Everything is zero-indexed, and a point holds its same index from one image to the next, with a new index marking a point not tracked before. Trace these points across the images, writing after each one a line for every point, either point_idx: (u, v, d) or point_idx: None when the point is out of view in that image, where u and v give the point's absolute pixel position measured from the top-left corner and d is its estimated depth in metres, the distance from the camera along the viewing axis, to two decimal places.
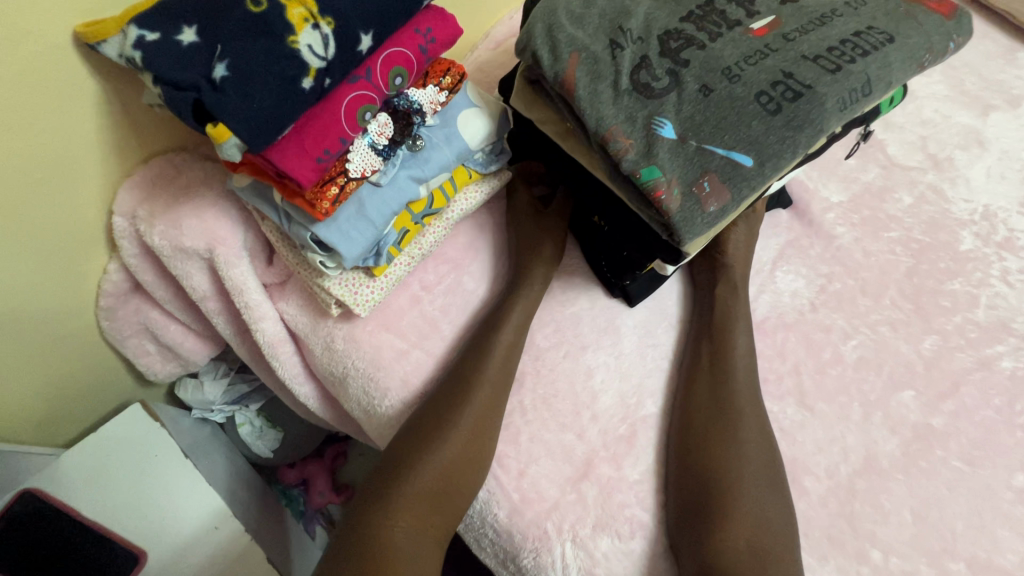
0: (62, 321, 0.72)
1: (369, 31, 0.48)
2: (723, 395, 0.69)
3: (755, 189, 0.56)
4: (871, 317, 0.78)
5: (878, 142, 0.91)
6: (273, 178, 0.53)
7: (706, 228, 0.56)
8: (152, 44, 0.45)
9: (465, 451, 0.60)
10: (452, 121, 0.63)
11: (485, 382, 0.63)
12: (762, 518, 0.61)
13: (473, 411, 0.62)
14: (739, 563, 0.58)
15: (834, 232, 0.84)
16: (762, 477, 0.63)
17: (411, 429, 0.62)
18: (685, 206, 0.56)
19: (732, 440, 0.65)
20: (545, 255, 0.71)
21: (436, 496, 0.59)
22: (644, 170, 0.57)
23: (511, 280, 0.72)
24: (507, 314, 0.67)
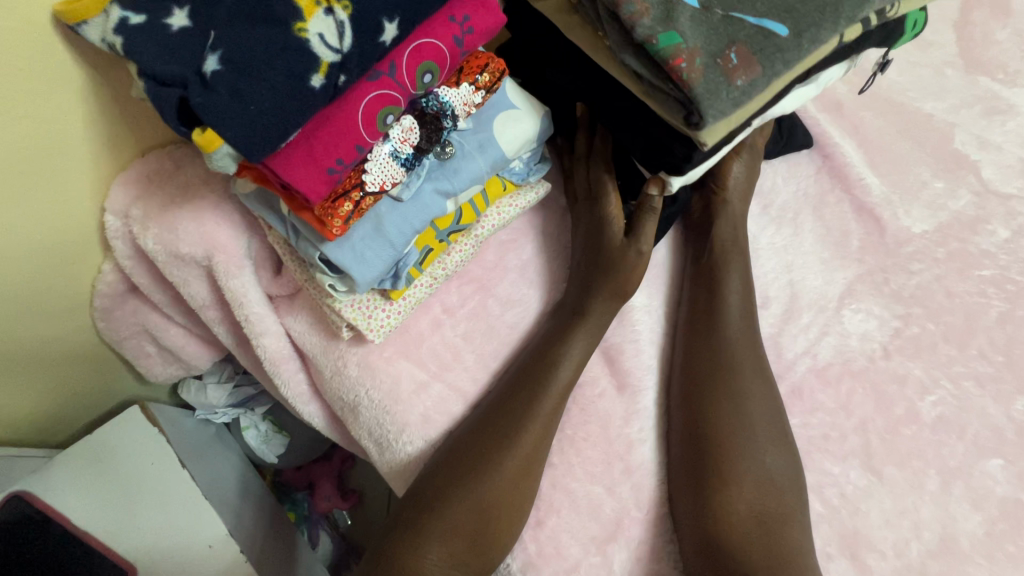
0: (54, 320, 0.67)
1: (394, 18, 0.40)
2: (721, 345, 0.63)
3: (789, 65, 0.48)
4: (954, 369, 0.68)
5: (971, 163, 0.79)
6: (277, 188, 0.45)
7: (730, 107, 0.46)
8: (136, 29, 0.38)
9: (506, 491, 0.54)
10: (487, 125, 0.54)
11: (534, 425, 0.56)
12: (765, 476, 0.58)
13: (519, 448, 0.55)
14: (743, 530, 0.55)
15: (912, 267, 0.72)
16: (763, 429, 0.60)
17: (444, 468, 0.54)
18: (709, 76, 0.46)
19: (732, 394, 0.61)
20: (619, 280, 0.62)
21: (480, 530, 0.52)
22: (662, 36, 0.47)
23: (559, 313, 0.63)
24: (559, 354, 0.59)
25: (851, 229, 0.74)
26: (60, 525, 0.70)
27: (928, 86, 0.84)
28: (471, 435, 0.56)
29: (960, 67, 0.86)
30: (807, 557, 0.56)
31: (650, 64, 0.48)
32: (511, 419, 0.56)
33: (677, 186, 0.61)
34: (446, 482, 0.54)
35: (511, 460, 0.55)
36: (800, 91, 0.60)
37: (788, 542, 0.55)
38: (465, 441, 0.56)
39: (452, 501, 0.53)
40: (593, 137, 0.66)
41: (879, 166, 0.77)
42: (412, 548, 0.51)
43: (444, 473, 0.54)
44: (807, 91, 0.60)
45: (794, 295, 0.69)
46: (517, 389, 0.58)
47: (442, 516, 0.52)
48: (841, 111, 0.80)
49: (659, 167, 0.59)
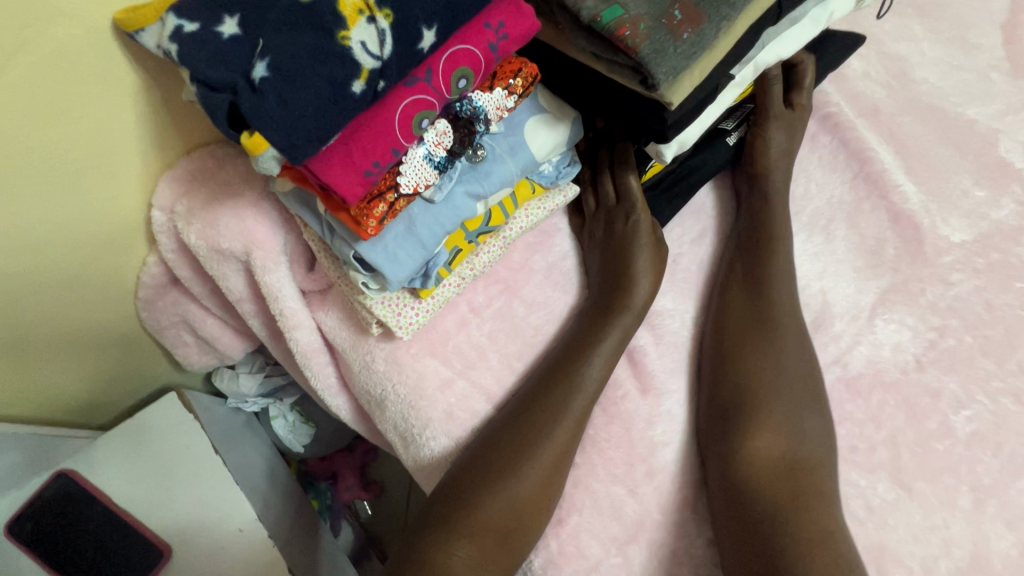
0: (102, 307, 0.70)
1: (432, 25, 0.41)
2: (761, 307, 0.65)
3: (732, 12, 0.51)
4: (992, 384, 0.66)
5: (1015, 171, 0.76)
6: (316, 188, 0.47)
7: (683, 61, 0.49)
8: (189, 37, 0.39)
9: (538, 483, 0.55)
10: (518, 130, 0.55)
11: (568, 421, 0.57)
12: (797, 426, 0.59)
13: (559, 434, 0.57)
14: (771, 477, 0.56)
15: (949, 278, 0.70)
16: (795, 378, 0.61)
17: (502, 435, 0.57)
18: (655, 38, 0.48)
19: (767, 348, 0.62)
20: (645, 286, 0.64)
21: (506, 531, 0.53)
22: (605, 12, 0.49)
23: (591, 312, 0.64)
24: (591, 356, 0.60)
25: (887, 237, 0.72)
26: (104, 504, 0.73)
27: (972, 91, 0.81)
28: (515, 415, 0.58)
29: (1006, 70, 0.83)
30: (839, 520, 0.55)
31: (601, 42, 0.51)
32: (545, 417, 0.57)
33: (668, 156, 0.62)
34: (494, 451, 0.56)
35: (548, 449, 0.56)
36: (793, 33, 0.62)
37: (817, 489, 0.56)
38: (512, 421, 0.58)
39: (498, 487, 0.54)
40: (625, 150, 0.69)
41: (917, 173, 0.75)
42: (444, 541, 0.52)
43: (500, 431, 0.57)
44: (802, 30, 0.63)
45: (822, 302, 0.68)
46: (550, 387, 0.59)
47: (488, 496, 0.54)
48: (877, 115, 0.78)
49: (645, 138, 0.59)
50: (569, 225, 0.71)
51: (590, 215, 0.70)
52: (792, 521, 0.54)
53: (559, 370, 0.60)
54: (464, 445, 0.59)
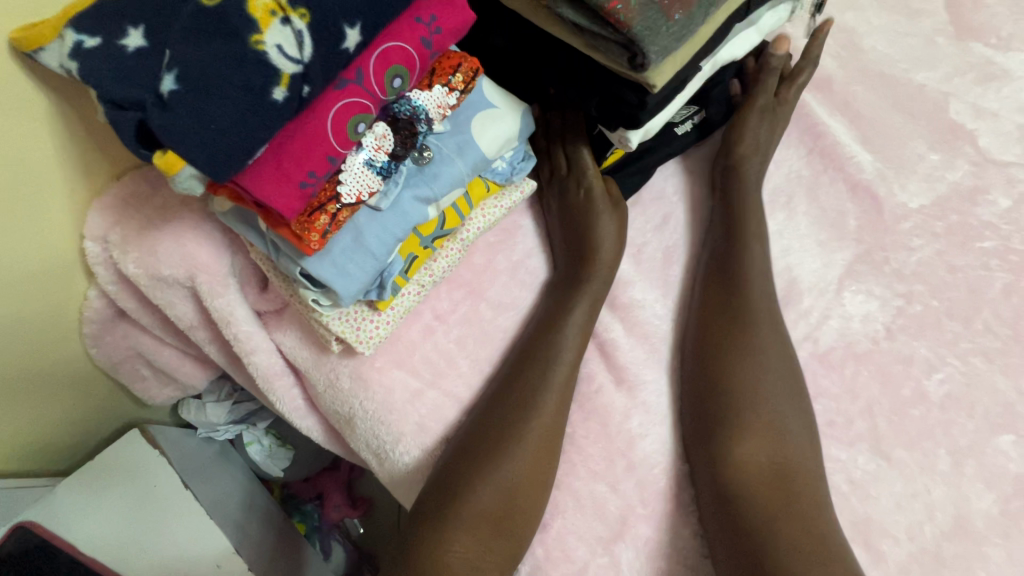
0: (44, 349, 0.66)
1: (354, 23, 0.38)
2: (736, 296, 0.63)
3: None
4: (961, 345, 0.66)
5: (968, 133, 0.77)
6: (252, 206, 0.44)
7: (671, 42, 0.49)
8: (91, 53, 0.36)
9: (526, 469, 0.54)
10: (465, 127, 0.53)
11: (545, 406, 0.56)
12: (780, 426, 0.58)
13: (538, 426, 0.55)
14: (757, 479, 0.56)
15: (910, 245, 0.70)
16: (777, 376, 0.60)
17: (479, 440, 0.55)
18: (648, 15, 0.48)
19: (747, 349, 0.61)
20: (605, 249, 0.63)
21: (500, 519, 0.52)
22: None
23: (556, 287, 0.64)
24: (560, 327, 0.60)
25: (848, 209, 0.71)
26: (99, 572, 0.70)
27: (919, 56, 0.82)
28: (488, 413, 0.56)
29: (951, 33, 0.84)
30: (827, 519, 0.55)
31: (589, 15, 0.50)
32: (524, 396, 0.56)
33: (634, 141, 0.62)
34: (476, 450, 0.54)
35: (531, 429, 0.55)
36: (745, 36, 0.64)
37: (804, 490, 0.56)
38: (485, 419, 0.56)
39: (483, 479, 0.53)
40: (571, 115, 0.69)
41: (873, 141, 0.75)
42: (437, 536, 0.51)
43: (478, 437, 0.55)
44: (748, 35, 0.64)
45: (790, 279, 0.68)
46: (523, 365, 0.58)
47: (469, 502, 0.52)
48: (829, 87, 0.78)
49: (615, 123, 0.59)
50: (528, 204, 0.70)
51: (546, 192, 0.69)
52: (783, 528, 0.54)
53: (531, 355, 0.59)
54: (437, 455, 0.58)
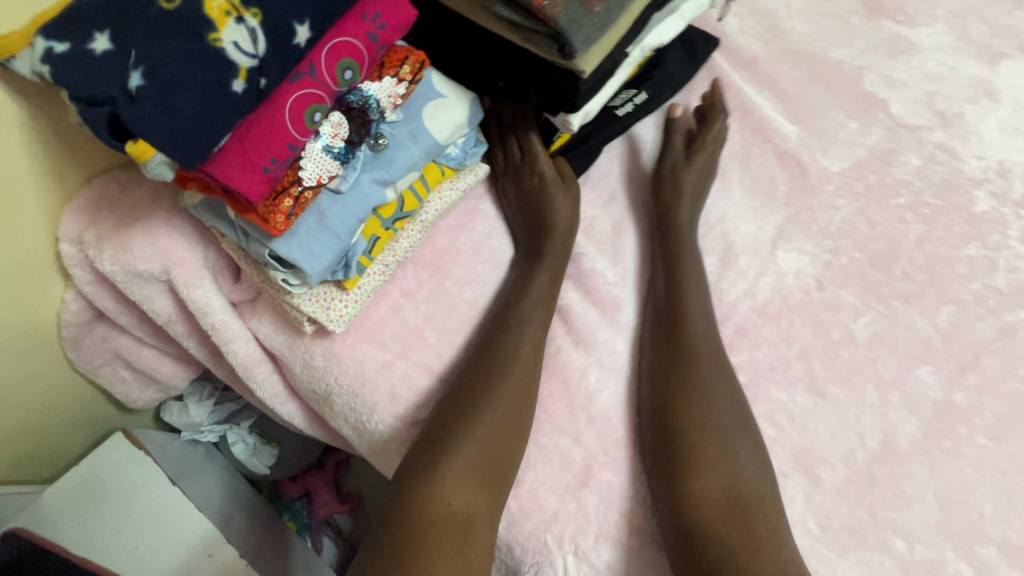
0: (24, 354, 0.68)
1: (304, 21, 0.43)
2: (681, 339, 0.66)
3: None
4: (882, 291, 0.73)
5: (882, 101, 0.85)
6: (220, 193, 0.48)
7: (594, 32, 0.55)
8: (62, 58, 0.40)
9: (507, 411, 0.59)
10: (416, 115, 0.58)
11: (521, 356, 0.62)
12: (733, 462, 0.60)
13: (512, 381, 0.61)
14: (719, 516, 0.57)
15: (834, 205, 0.77)
16: (724, 415, 0.63)
17: (460, 396, 0.60)
18: (570, 10, 0.54)
19: (694, 389, 0.64)
20: (560, 222, 0.69)
21: (485, 461, 0.57)
22: None
23: (521, 261, 0.69)
24: (528, 292, 0.66)
25: (778, 176, 0.78)
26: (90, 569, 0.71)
27: (836, 34, 0.90)
28: (469, 371, 0.62)
29: (863, 13, 0.92)
30: (789, 548, 0.56)
31: (519, 12, 0.56)
32: (501, 350, 0.62)
33: (575, 125, 0.67)
34: (460, 403, 0.60)
35: (511, 376, 0.61)
36: (669, 22, 0.70)
37: (765, 524, 0.57)
38: (467, 377, 0.61)
39: (468, 424, 0.58)
40: (517, 107, 0.73)
41: (798, 113, 0.82)
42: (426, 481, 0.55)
43: (461, 394, 0.60)
44: (673, 22, 0.70)
45: (727, 242, 0.74)
46: (500, 325, 0.64)
47: (457, 448, 0.57)
48: (756, 66, 0.85)
49: (557, 108, 0.65)
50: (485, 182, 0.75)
51: (504, 168, 0.74)
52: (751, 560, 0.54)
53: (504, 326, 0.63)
54: (411, 422, 0.62)
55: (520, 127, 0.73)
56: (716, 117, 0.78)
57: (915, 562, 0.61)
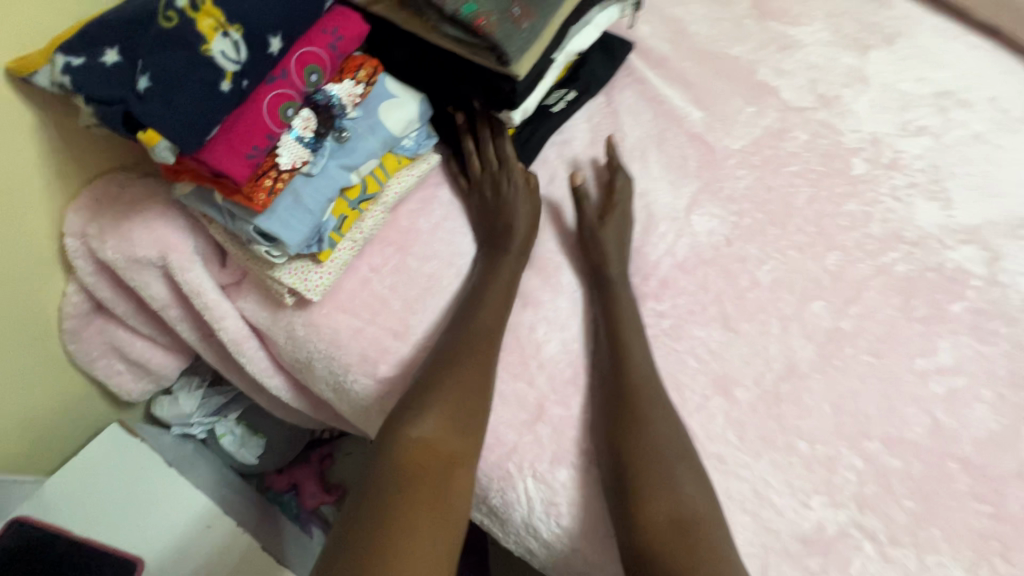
0: (29, 347, 0.75)
1: (277, 34, 0.54)
2: (619, 387, 0.72)
3: (554, 9, 0.69)
4: (780, 243, 0.87)
5: (774, 89, 1.00)
6: (211, 178, 0.58)
7: (525, 44, 0.66)
8: (80, 68, 0.49)
9: (474, 367, 0.68)
10: (374, 111, 0.69)
11: (484, 321, 0.71)
12: (676, 487, 0.66)
13: (478, 356, 0.69)
14: (664, 536, 0.63)
15: (736, 176, 0.91)
16: (666, 444, 0.68)
17: (434, 363, 0.69)
18: (504, 27, 0.64)
19: (639, 421, 0.69)
20: (525, 226, 0.77)
21: (456, 410, 0.65)
22: (465, 7, 0.64)
23: (487, 261, 0.76)
24: (493, 278, 0.74)
25: (689, 154, 0.92)
26: (95, 546, 0.80)
27: (733, 35, 1.05)
28: (441, 343, 0.71)
29: (755, 16, 1.08)
30: (729, 560, 0.62)
31: (463, 28, 0.65)
32: (468, 319, 0.71)
33: (517, 120, 0.75)
34: (433, 367, 0.68)
35: (476, 337, 0.70)
36: (585, 32, 0.80)
37: (707, 541, 0.63)
38: (440, 347, 0.70)
39: (441, 382, 0.67)
40: (496, 121, 0.79)
41: (704, 101, 0.97)
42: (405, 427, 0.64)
43: (435, 361, 0.69)
44: (589, 32, 0.81)
45: (650, 211, 0.87)
46: (468, 301, 0.73)
47: (431, 401, 0.66)
48: (666, 65, 1.00)
49: (499, 106, 0.73)
50: (455, 193, 0.83)
51: (475, 177, 0.81)
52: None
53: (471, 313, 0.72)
54: (384, 377, 0.72)
55: (498, 138, 0.79)
56: (624, 182, 0.85)
57: (815, 458, 0.74)
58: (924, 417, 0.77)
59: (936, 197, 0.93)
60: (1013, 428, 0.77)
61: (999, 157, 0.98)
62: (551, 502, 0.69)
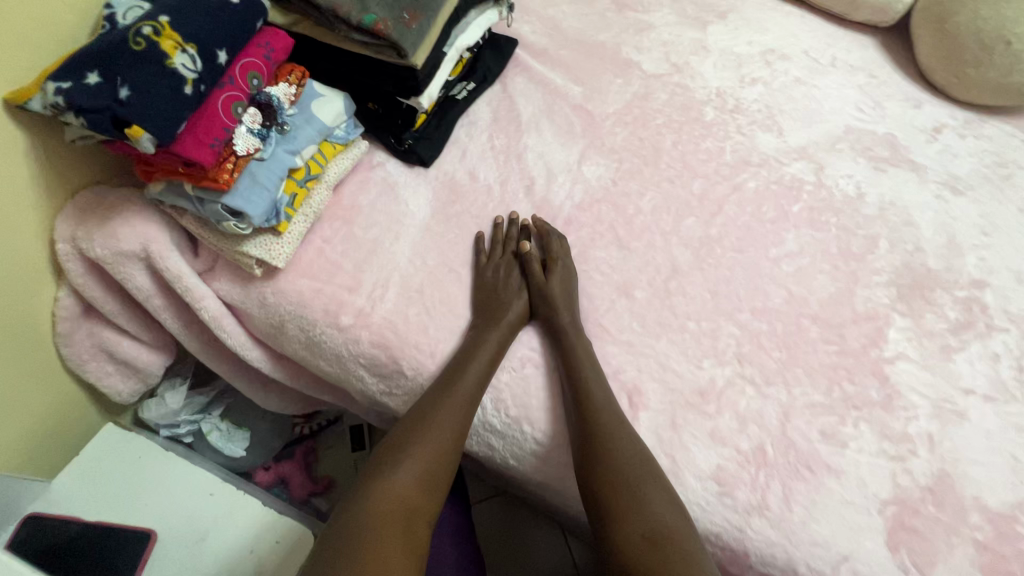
0: (28, 351, 0.85)
1: (223, 48, 0.70)
2: (586, 422, 0.79)
3: (436, 9, 0.87)
4: (656, 178, 1.08)
5: (637, 63, 1.23)
6: (182, 168, 0.73)
7: (417, 39, 0.84)
8: (69, 90, 0.63)
9: (451, 422, 0.78)
10: (308, 108, 0.85)
11: (463, 383, 0.80)
12: (648, 507, 0.74)
13: (455, 408, 0.79)
14: (637, 549, 0.71)
15: (614, 133, 1.12)
16: (637, 469, 0.77)
17: (412, 421, 0.79)
18: (397, 28, 0.82)
19: (604, 450, 0.77)
20: (518, 299, 0.90)
21: (430, 460, 0.76)
22: (365, 17, 0.82)
23: (475, 327, 0.86)
24: (476, 348, 0.82)
25: (575, 120, 1.12)
26: (103, 524, 0.89)
27: (599, 25, 1.28)
28: (421, 403, 0.81)
29: (615, 9, 1.32)
30: (698, 562, 0.69)
31: (367, 33, 0.83)
32: (446, 381, 0.81)
33: (424, 103, 0.93)
34: (412, 425, 0.79)
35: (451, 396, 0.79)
36: (469, 31, 1.00)
37: (677, 549, 0.70)
38: (418, 407, 0.80)
39: (419, 436, 0.77)
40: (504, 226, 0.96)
41: (581, 79, 1.18)
42: (382, 477, 0.74)
43: (413, 420, 0.79)
44: (472, 30, 1.01)
45: (549, 166, 1.06)
46: (449, 367, 0.83)
47: (407, 453, 0.76)
48: (548, 55, 1.22)
49: (407, 93, 0.91)
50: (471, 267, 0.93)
51: (495, 256, 0.93)
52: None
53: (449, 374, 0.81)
54: (348, 325, 0.86)
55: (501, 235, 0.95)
56: (563, 245, 0.95)
57: (701, 332, 0.93)
58: (781, 290, 0.99)
59: (771, 128, 1.17)
60: (847, 288, 1.00)
61: (815, 94, 1.24)
62: (499, 398, 0.86)
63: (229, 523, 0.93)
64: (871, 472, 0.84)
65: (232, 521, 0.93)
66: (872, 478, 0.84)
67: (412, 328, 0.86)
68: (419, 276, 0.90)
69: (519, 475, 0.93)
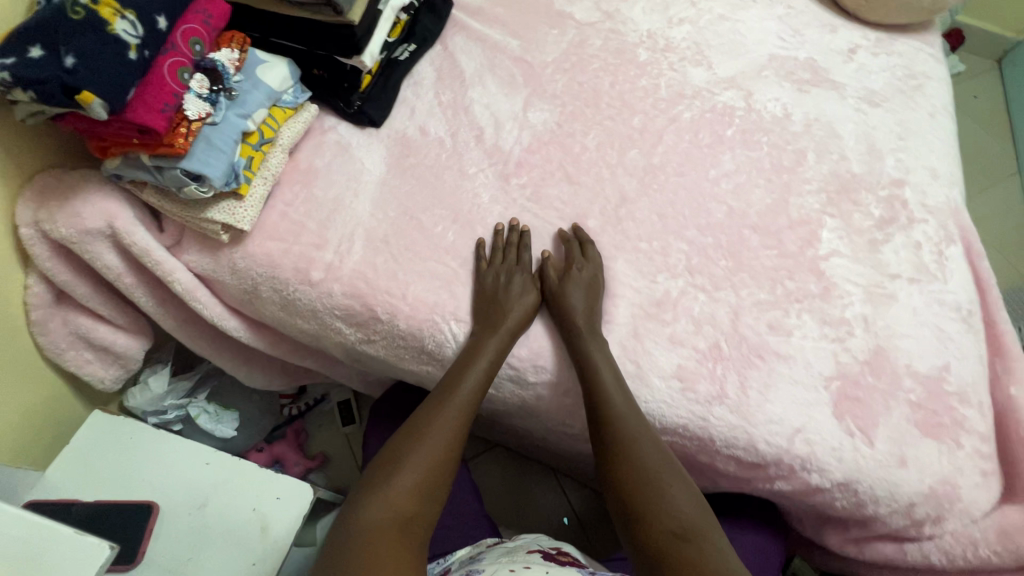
0: (5, 341, 0.87)
1: (161, 14, 0.73)
2: (602, 418, 0.83)
3: None
4: (598, 118, 1.14)
5: (570, 13, 1.28)
6: (137, 137, 0.75)
7: None
8: (14, 65, 0.64)
9: (450, 427, 0.80)
10: (253, 73, 0.88)
11: (464, 390, 0.82)
12: (673, 501, 0.74)
13: (455, 416, 0.81)
14: (664, 542, 0.71)
15: (554, 80, 1.17)
16: (658, 463, 0.78)
17: (409, 432, 0.79)
18: None
19: (625, 444, 0.80)
20: (524, 302, 0.89)
21: (430, 467, 0.76)
22: None
23: (479, 335, 0.86)
24: (480, 354, 0.84)
25: (515, 71, 1.17)
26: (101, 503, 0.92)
27: None
28: (420, 414, 0.81)
29: None
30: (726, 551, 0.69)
31: None
32: (448, 390, 0.82)
33: (367, 62, 0.98)
34: (409, 434, 0.79)
35: (448, 404, 0.81)
36: None
37: (705, 539, 0.70)
38: (414, 417, 0.81)
39: (416, 443, 0.77)
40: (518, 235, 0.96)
41: (518, 32, 1.23)
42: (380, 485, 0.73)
43: (409, 432, 0.79)
44: None
45: (496, 116, 1.10)
46: (449, 377, 0.84)
47: (406, 459, 0.76)
48: (483, 13, 1.26)
49: (348, 52, 0.95)
50: (471, 273, 0.93)
51: (497, 260, 0.93)
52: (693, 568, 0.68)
53: (449, 385, 0.83)
54: (319, 280, 0.90)
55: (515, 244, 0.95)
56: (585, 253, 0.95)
57: (653, 251, 1.00)
58: (722, 207, 1.06)
59: (701, 63, 1.25)
60: (781, 198, 1.08)
61: (739, 28, 1.32)
62: None
63: (228, 486, 0.96)
64: (815, 354, 0.93)
65: (230, 484, 0.96)
66: (817, 359, 0.93)
67: (382, 275, 0.91)
68: (382, 228, 0.95)
69: (501, 404, 0.99)
